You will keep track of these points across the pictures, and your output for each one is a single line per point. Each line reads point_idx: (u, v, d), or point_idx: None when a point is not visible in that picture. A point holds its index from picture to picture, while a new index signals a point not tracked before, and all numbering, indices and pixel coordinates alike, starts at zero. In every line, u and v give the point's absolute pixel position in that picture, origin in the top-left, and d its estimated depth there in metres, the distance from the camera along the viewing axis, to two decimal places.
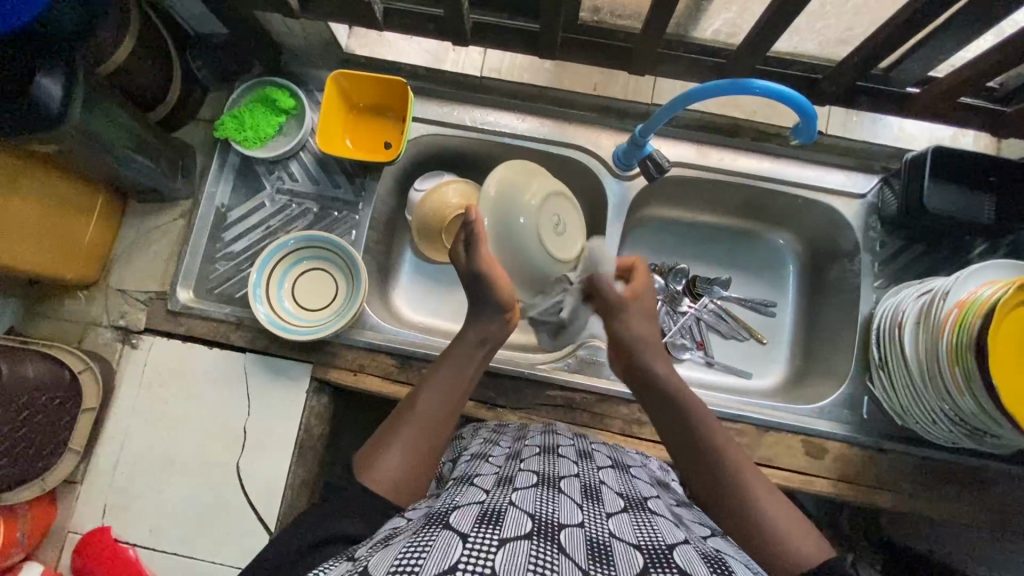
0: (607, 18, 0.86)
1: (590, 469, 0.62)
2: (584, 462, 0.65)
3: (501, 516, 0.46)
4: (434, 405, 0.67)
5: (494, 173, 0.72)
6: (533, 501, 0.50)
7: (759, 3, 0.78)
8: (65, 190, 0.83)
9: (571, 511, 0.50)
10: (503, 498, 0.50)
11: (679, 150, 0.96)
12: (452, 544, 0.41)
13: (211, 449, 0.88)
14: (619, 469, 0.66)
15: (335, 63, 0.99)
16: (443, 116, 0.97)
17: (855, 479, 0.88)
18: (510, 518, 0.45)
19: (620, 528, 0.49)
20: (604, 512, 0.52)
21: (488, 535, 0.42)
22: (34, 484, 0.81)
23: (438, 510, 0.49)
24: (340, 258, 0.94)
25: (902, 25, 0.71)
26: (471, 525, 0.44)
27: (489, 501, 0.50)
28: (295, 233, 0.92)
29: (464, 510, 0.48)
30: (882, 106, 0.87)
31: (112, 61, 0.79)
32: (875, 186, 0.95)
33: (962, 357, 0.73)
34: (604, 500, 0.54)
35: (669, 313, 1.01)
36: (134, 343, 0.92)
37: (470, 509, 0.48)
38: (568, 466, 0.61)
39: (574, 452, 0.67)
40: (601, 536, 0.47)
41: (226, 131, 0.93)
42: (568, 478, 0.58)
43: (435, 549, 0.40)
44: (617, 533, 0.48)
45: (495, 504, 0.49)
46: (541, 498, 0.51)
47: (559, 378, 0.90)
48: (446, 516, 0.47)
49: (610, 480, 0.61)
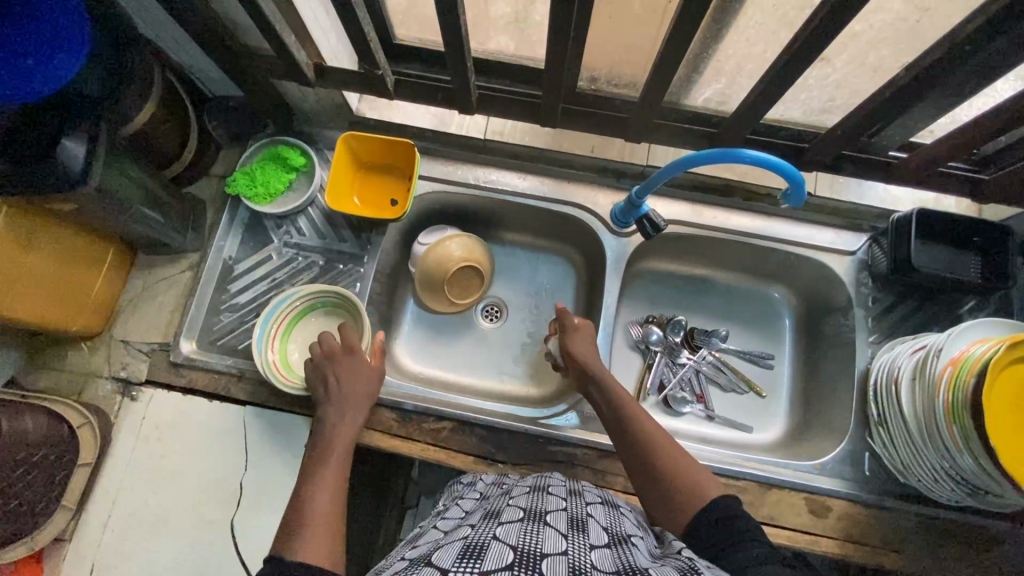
0: (604, 87, 0.91)
1: (578, 504, 0.62)
2: (573, 498, 0.64)
3: (484, 550, 0.47)
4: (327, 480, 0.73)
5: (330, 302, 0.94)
6: (518, 533, 0.51)
7: (746, 77, 0.83)
8: (77, 244, 0.85)
9: (555, 541, 0.50)
10: (487, 533, 0.51)
11: (674, 209, 1.00)
12: None
13: (204, 505, 0.87)
14: (608, 505, 0.65)
15: (345, 124, 1.04)
16: (447, 174, 1.01)
17: (861, 540, 0.86)
18: (493, 551, 0.47)
19: (601, 557, 0.50)
20: (588, 544, 0.51)
21: (468, 568, 0.44)
22: (22, 544, 0.79)
23: (425, 551, 0.51)
24: (313, 303, 0.94)
25: (882, 104, 0.75)
26: (452, 560, 0.45)
27: (473, 536, 0.51)
28: (266, 315, 0.89)
29: (448, 547, 0.49)
30: (868, 171, 0.91)
31: (133, 124, 0.83)
32: (864, 244, 0.98)
33: (959, 417, 0.74)
34: (589, 532, 0.54)
35: (668, 364, 1.04)
36: (134, 395, 0.92)
37: (453, 546, 0.49)
38: (557, 501, 0.61)
39: (564, 490, 0.66)
40: (584, 565, 0.47)
41: (237, 187, 0.96)
42: (554, 511, 0.58)
43: None
44: (598, 563, 0.48)
45: (479, 538, 0.50)
46: (526, 529, 0.52)
47: (559, 434, 0.90)
48: (429, 555, 0.48)
49: (598, 515, 0.60)
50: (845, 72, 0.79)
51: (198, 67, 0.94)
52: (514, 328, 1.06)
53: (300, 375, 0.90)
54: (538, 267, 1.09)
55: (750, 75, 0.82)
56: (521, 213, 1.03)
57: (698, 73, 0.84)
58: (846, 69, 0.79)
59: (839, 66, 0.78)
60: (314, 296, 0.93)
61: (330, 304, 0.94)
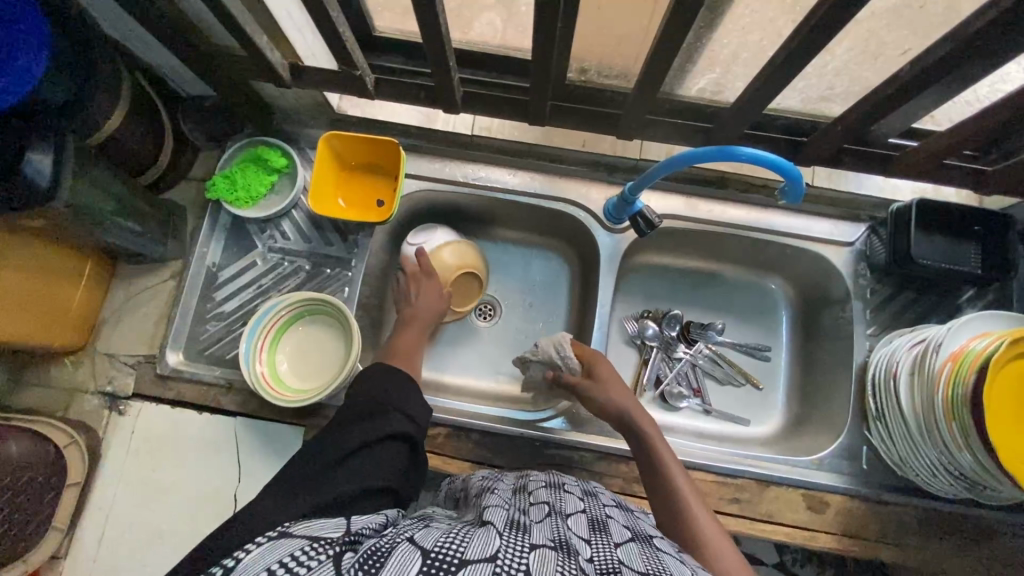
0: (594, 78, 0.87)
1: (596, 505, 0.61)
2: (590, 500, 0.62)
3: (528, 530, 0.47)
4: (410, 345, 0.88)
5: (315, 304, 0.91)
6: (551, 527, 0.50)
7: (742, 66, 0.79)
8: (54, 260, 0.82)
9: (580, 543, 0.49)
10: (524, 518, 0.51)
11: (669, 203, 0.98)
12: (490, 542, 0.43)
13: (199, 519, 0.86)
14: (623, 509, 0.63)
15: (327, 122, 1.00)
16: (434, 172, 0.97)
17: (858, 534, 0.87)
18: (537, 532, 0.47)
19: (628, 557, 0.48)
20: (612, 544, 0.51)
21: (518, 540, 0.44)
22: (15, 567, 0.78)
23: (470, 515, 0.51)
24: (294, 309, 0.90)
25: (884, 96, 0.73)
26: (502, 530, 0.46)
27: (514, 516, 0.51)
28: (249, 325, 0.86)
29: (493, 516, 0.50)
30: (867, 163, 0.88)
31: (105, 128, 0.79)
32: (862, 234, 0.96)
33: (958, 413, 0.73)
34: (612, 532, 0.53)
35: (665, 359, 1.02)
36: (122, 410, 0.90)
37: (498, 518, 0.49)
38: (575, 501, 0.60)
39: (580, 490, 0.65)
40: (609, 567, 0.46)
41: (217, 192, 0.92)
42: (574, 512, 0.56)
43: (474, 544, 0.42)
44: (624, 562, 0.47)
45: (520, 520, 0.50)
46: (557, 523, 0.51)
47: (556, 436, 0.89)
48: (481, 517, 0.49)
49: (616, 516, 0.59)
50: (845, 60, 0.76)
51: (170, 67, 0.90)
52: (507, 327, 1.04)
53: (292, 386, 0.88)
54: (530, 264, 1.07)
55: (746, 65, 0.79)
56: (512, 210, 1.01)
57: (692, 63, 0.80)
58: (846, 57, 0.76)
59: (839, 54, 0.75)
60: (295, 301, 0.89)
61: (320, 309, 0.91)
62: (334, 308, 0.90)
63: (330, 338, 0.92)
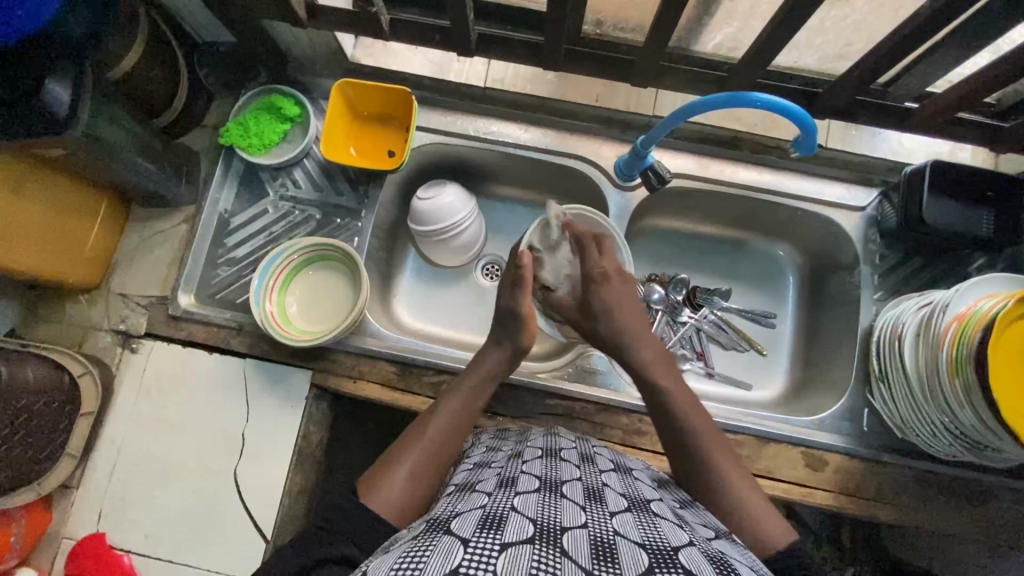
0: (610, 31, 0.87)
1: (591, 472, 0.61)
2: (586, 466, 0.63)
3: (503, 521, 0.46)
4: (448, 428, 0.69)
5: (314, 249, 0.92)
6: (534, 506, 0.49)
7: (760, 19, 0.79)
8: (72, 194, 0.83)
9: (573, 514, 0.49)
10: (505, 503, 0.50)
11: (681, 161, 0.97)
12: (453, 550, 0.41)
13: (209, 455, 0.88)
14: (621, 471, 0.65)
15: (341, 71, 1.00)
16: (446, 126, 0.98)
17: (856, 492, 0.87)
18: (512, 523, 0.45)
19: (624, 526, 0.49)
20: (608, 513, 0.51)
21: (489, 540, 0.42)
22: (30, 490, 0.80)
23: (440, 516, 0.50)
24: (296, 256, 0.91)
25: (903, 43, 0.72)
26: (472, 531, 0.44)
27: (491, 507, 0.49)
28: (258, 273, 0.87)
29: (466, 515, 0.48)
30: (882, 121, 0.88)
31: (121, 67, 0.80)
32: (875, 199, 0.96)
33: (962, 369, 0.74)
34: (607, 501, 0.54)
35: (668, 323, 1.00)
36: (134, 347, 0.92)
37: (471, 514, 0.48)
38: (570, 470, 0.60)
39: (576, 455, 0.66)
40: (605, 535, 0.46)
41: (230, 138, 0.93)
42: (570, 481, 0.57)
43: (435, 554, 0.40)
44: (620, 531, 0.48)
45: (497, 509, 0.48)
46: (543, 502, 0.51)
47: (560, 387, 0.90)
48: (448, 522, 0.47)
49: (613, 482, 0.60)
50: (865, 14, 0.75)
51: (188, 10, 0.91)
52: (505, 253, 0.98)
53: (299, 327, 0.90)
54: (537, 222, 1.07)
55: (764, 17, 0.78)
56: (522, 166, 1.01)
57: (710, 15, 0.80)
58: (865, 10, 0.74)
59: (859, 7, 0.74)
60: (296, 250, 0.90)
61: (328, 256, 0.93)
62: (342, 254, 0.92)
63: (336, 285, 0.94)
